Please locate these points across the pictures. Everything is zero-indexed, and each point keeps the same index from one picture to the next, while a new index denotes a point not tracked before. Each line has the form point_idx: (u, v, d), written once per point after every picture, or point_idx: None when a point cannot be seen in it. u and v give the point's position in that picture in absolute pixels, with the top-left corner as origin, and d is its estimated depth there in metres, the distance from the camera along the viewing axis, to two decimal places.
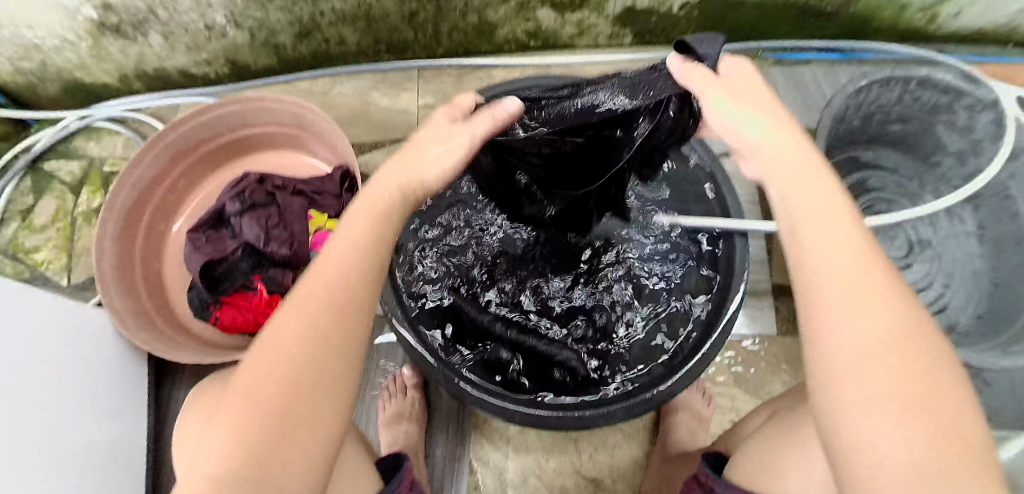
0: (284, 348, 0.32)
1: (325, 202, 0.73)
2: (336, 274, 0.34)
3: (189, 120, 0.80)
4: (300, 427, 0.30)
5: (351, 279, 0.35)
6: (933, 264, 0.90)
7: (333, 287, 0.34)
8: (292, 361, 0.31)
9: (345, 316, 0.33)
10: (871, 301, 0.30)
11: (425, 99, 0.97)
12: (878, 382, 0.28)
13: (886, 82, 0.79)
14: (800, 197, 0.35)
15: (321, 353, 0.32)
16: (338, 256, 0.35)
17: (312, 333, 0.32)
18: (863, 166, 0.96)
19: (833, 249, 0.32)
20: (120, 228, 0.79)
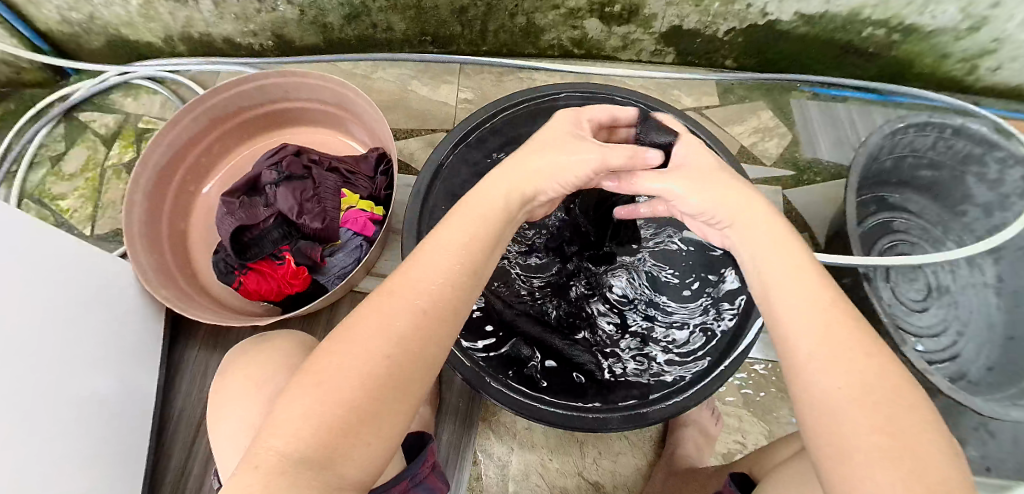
0: (365, 340, 0.33)
1: (358, 182, 0.74)
2: (424, 282, 0.36)
3: (233, 87, 0.81)
4: (364, 421, 0.31)
5: (440, 290, 0.37)
6: (949, 310, 0.89)
7: (417, 292, 0.36)
8: (380, 355, 0.32)
9: (424, 319, 0.35)
10: (845, 354, 0.32)
11: (463, 93, 0.97)
12: (856, 431, 0.30)
13: (921, 127, 0.80)
14: (781, 253, 0.39)
15: (402, 352, 0.33)
16: (427, 261, 0.37)
17: (393, 332, 0.33)
18: (891, 207, 0.95)
19: (805, 309, 0.35)
20: (152, 185, 0.79)
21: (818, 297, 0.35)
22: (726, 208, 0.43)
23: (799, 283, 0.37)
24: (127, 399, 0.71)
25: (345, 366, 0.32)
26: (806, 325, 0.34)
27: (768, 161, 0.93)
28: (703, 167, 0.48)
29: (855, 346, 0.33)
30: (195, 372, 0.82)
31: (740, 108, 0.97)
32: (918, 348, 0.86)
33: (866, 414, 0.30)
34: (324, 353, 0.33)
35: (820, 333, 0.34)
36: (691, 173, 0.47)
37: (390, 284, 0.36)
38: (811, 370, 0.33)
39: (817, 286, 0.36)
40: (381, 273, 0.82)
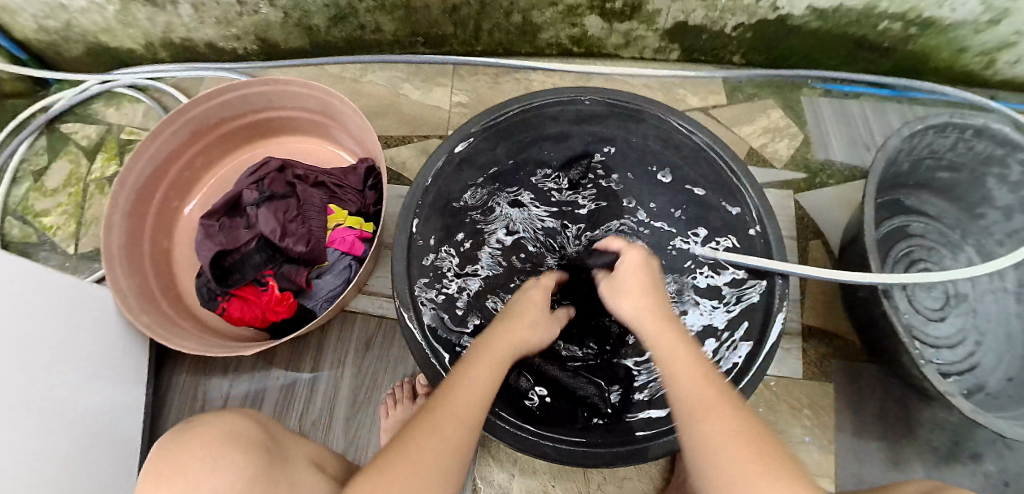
0: (437, 434, 0.41)
1: (346, 196, 0.70)
2: (476, 392, 0.46)
3: (213, 98, 0.77)
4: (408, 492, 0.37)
5: (485, 403, 0.46)
6: (967, 319, 0.84)
7: (467, 393, 0.45)
8: (447, 450, 0.40)
9: (465, 414, 0.43)
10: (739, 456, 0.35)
11: (458, 96, 0.92)
12: None
13: (941, 128, 0.75)
14: (662, 346, 0.47)
15: (459, 450, 0.41)
16: (478, 374, 0.48)
17: (444, 423, 0.42)
18: (905, 210, 0.90)
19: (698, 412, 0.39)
20: (132, 204, 0.76)
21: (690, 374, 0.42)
22: (637, 313, 0.53)
23: (679, 370, 0.43)
24: (116, 431, 0.69)
25: (424, 453, 0.39)
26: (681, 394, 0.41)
27: (779, 163, 0.89)
28: (632, 284, 0.56)
29: (716, 406, 0.39)
30: (184, 399, 0.79)
31: (750, 107, 0.92)
32: (934, 358, 0.82)
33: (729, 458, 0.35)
34: (399, 441, 0.41)
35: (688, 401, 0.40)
36: (614, 286, 0.58)
37: (449, 392, 0.45)
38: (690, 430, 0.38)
39: (683, 370, 0.43)
40: (373, 291, 0.79)
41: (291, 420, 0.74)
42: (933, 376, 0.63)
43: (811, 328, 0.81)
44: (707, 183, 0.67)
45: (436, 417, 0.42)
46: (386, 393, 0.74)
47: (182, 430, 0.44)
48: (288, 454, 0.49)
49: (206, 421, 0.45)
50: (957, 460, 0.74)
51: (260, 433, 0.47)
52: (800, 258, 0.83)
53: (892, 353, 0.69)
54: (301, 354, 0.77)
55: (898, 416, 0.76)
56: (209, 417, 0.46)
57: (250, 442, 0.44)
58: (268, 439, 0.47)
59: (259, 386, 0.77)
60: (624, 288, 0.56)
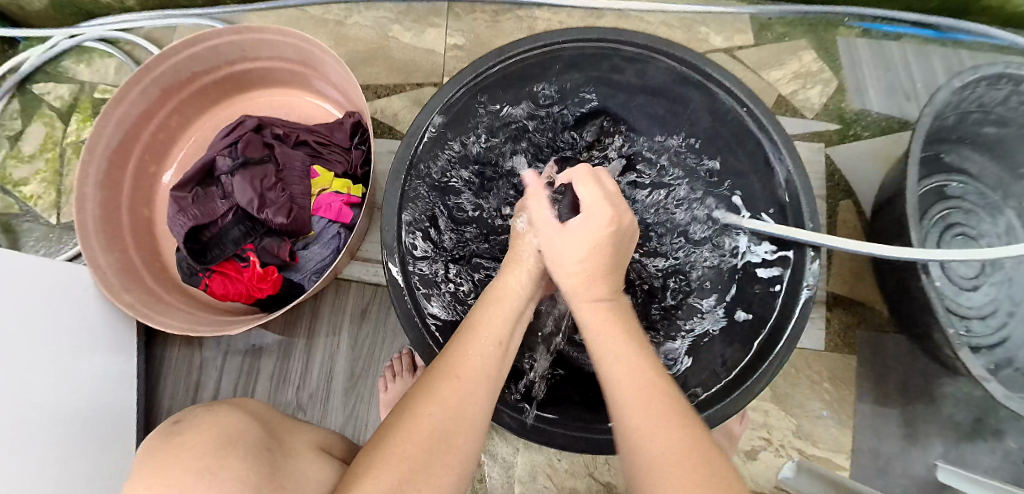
0: (440, 401, 0.38)
1: (331, 156, 0.64)
2: (483, 351, 0.42)
3: (180, 50, 0.70)
4: (416, 474, 0.33)
5: (492, 361, 0.42)
6: (1002, 289, 0.78)
7: (465, 363, 0.41)
8: (449, 412, 0.37)
9: (460, 381, 0.39)
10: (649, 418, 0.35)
11: (453, 38, 0.81)
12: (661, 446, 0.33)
13: (994, 80, 0.67)
14: (603, 335, 0.43)
15: (465, 411, 0.38)
16: (482, 327, 0.44)
17: (439, 396, 0.38)
18: (945, 167, 0.82)
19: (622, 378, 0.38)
20: (105, 174, 0.70)
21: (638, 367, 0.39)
22: (557, 267, 0.50)
23: (615, 362, 0.40)
24: (111, 411, 0.67)
25: (427, 424, 0.36)
26: (615, 389, 0.38)
27: (809, 112, 0.80)
28: (571, 238, 0.50)
29: (647, 405, 0.36)
30: (177, 375, 0.76)
31: (780, 48, 0.83)
32: (963, 330, 0.77)
33: (664, 455, 0.33)
34: (401, 413, 0.38)
35: (625, 392, 0.37)
36: (546, 230, 0.52)
37: (456, 355, 0.41)
38: (621, 425, 0.36)
39: (614, 360, 0.40)
40: (366, 259, 0.73)
41: (288, 394, 0.71)
42: (969, 359, 0.59)
43: (836, 297, 0.76)
44: (733, 142, 0.60)
45: (436, 379, 0.39)
46: (384, 366, 0.70)
47: (170, 426, 0.42)
48: (286, 447, 0.47)
49: (193, 422, 0.41)
50: (980, 437, 0.71)
51: (253, 431, 0.44)
52: (829, 219, 0.77)
53: (923, 327, 0.64)
54: (293, 325, 0.73)
55: (922, 391, 0.72)
56: (196, 415, 0.42)
57: (245, 441, 0.41)
58: (263, 436, 0.45)
59: (252, 360, 0.73)
60: (547, 238, 0.51)
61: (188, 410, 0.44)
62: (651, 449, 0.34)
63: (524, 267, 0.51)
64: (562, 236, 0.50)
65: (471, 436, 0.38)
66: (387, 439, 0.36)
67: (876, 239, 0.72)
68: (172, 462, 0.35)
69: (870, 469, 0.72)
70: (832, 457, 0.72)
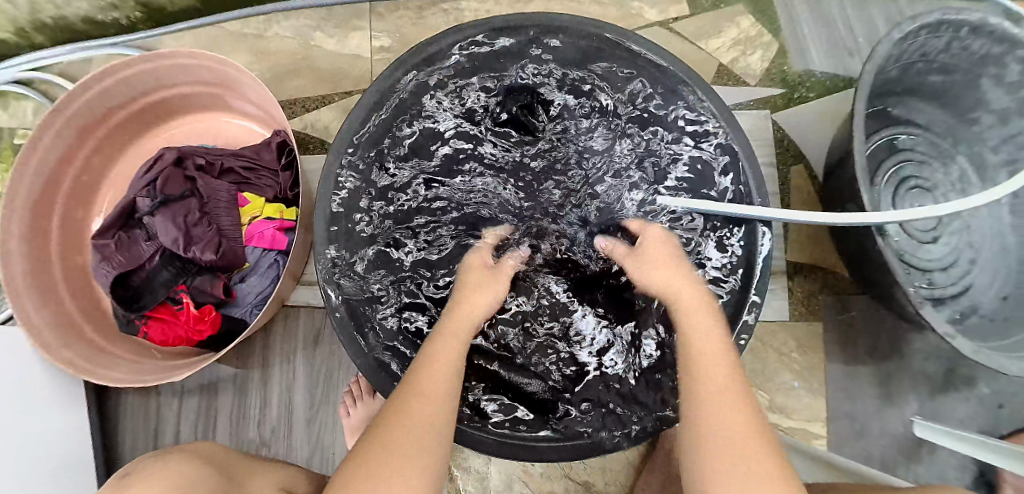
0: (413, 420, 0.39)
1: (259, 181, 0.62)
2: (447, 369, 0.44)
3: (92, 85, 0.66)
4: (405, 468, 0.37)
5: (456, 380, 0.44)
6: (961, 237, 0.78)
7: (441, 381, 0.42)
8: (420, 431, 0.39)
9: (435, 397, 0.41)
10: (729, 407, 0.40)
11: (379, 39, 0.78)
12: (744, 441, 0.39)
13: (934, 29, 0.65)
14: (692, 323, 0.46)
15: (432, 428, 0.39)
16: (442, 352, 0.45)
17: (422, 416, 0.39)
18: (893, 120, 0.81)
19: (708, 340, 0.44)
20: (27, 227, 0.66)
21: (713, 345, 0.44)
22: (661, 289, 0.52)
23: (709, 340, 0.44)
24: (72, 469, 0.65)
25: (397, 454, 0.37)
26: (700, 374, 0.42)
27: (753, 79, 0.79)
28: (659, 250, 0.55)
29: (730, 394, 0.41)
30: (134, 424, 0.72)
31: (716, 16, 0.81)
32: (926, 283, 0.77)
33: (724, 416, 0.40)
34: (371, 446, 0.38)
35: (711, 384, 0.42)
36: (641, 258, 0.55)
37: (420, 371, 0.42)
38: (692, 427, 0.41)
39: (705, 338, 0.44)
40: (313, 281, 0.70)
41: (250, 430, 0.69)
42: (932, 317, 0.58)
43: (797, 265, 0.75)
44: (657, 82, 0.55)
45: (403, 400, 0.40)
46: (343, 391, 0.68)
47: (129, 472, 0.44)
48: (244, 477, 0.49)
49: (151, 464, 0.44)
50: (953, 388, 0.71)
51: (215, 475, 0.46)
52: (783, 186, 0.76)
53: (883, 285, 0.64)
54: (246, 357, 0.70)
55: (890, 347, 0.72)
56: (151, 459, 0.46)
57: (200, 470, 0.44)
58: (219, 476, 0.45)
59: (209, 399, 0.71)
60: (645, 267, 0.54)
61: (157, 453, 0.47)
62: (723, 437, 0.39)
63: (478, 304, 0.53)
64: (642, 262, 0.55)
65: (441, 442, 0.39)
66: (359, 471, 0.37)
67: (830, 201, 0.71)
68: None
69: (846, 434, 0.72)
70: (808, 427, 0.72)
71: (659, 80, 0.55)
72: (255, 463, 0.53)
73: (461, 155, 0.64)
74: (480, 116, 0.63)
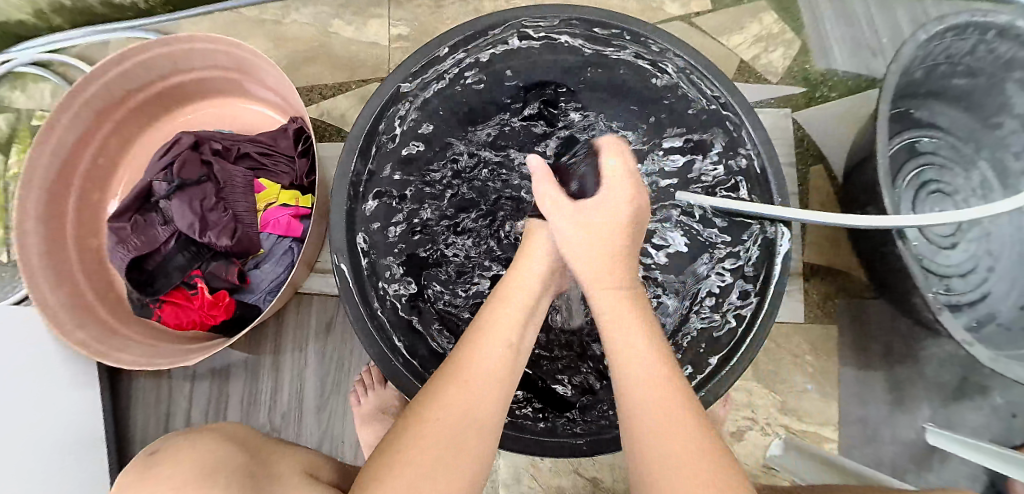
0: (449, 413, 0.35)
1: (275, 167, 0.62)
2: (492, 354, 0.38)
3: (110, 68, 0.66)
4: (459, 458, 0.34)
5: (506, 359, 0.38)
6: (981, 244, 0.77)
7: (491, 361, 0.38)
8: (455, 424, 0.35)
9: (479, 383, 0.36)
10: (663, 428, 0.32)
11: (397, 28, 0.77)
12: (667, 453, 0.31)
13: (961, 30, 0.64)
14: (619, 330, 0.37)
15: (478, 419, 0.35)
16: (489, 326, 0.40)
17: (471, 405, 0.35)
18: (916, 123, 0.80)
19: (625, 341, 0.36)
20: (44, 208, 0.66)
21: (648, 345, 0.36)
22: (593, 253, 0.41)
23: (623, 344, 0.36)
24: (83, 449, 0.65)
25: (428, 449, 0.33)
26: (626, 374, 0.35)
27: (774, 77, 0.78)
28: (612, 200, 0.41)
29: (666, 402, 0.33)
30: (145, 407, 0.72)
31: (739, 12, 0.80)
32: (943, 289, 0.75)
33: (657, 424, 0.32)
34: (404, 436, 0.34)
35: (644, 389, 0.34)
36: (587, 204, 0.42)
37: (465, 352, 0.38)
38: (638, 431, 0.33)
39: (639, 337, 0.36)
40: (326, 270, 0.70)
41: (260, 416, 0.69)
42: (951, 323, 0.57)
43: (813, 267, 0.74)
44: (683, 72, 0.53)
45: (445, 383, 0.36)
46: (354, 379, 0.68)
47: (157, 452, 0.41)
48: (266, 454, 0.48)
49: (172, 451, 0.39)
50: (966, 396, 0.70)
51: (237, 457, 0.43)
52: (801, 186, 0.75)
53: (901, 289, 0.63)
54: (258, 343, 0.70)
55: (905, 352, 0.71)
56: (177, 438, 0.43)
57: (230, 454, 0.42)
58: (244, 456, 0.44)
59: (220, 384, 0.71)
60: (582, 216, 0.41)
61: (173, 436, 0.43)
62: (653, 442, 0.32)
63: (537, 260, 0.43)
64: (574, 238, 0.41)
65: (488, 434, 0.36)
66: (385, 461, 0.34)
67: (850, 203, 0.70)
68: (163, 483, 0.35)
69: (857, 438, 0.71)
70: (820, 430, 0.72)
71: (683, 69, 0.53)
72: (275, 446, 0.52)
73: (482, 141, 0.64)
74: (501, 104, 0.63)
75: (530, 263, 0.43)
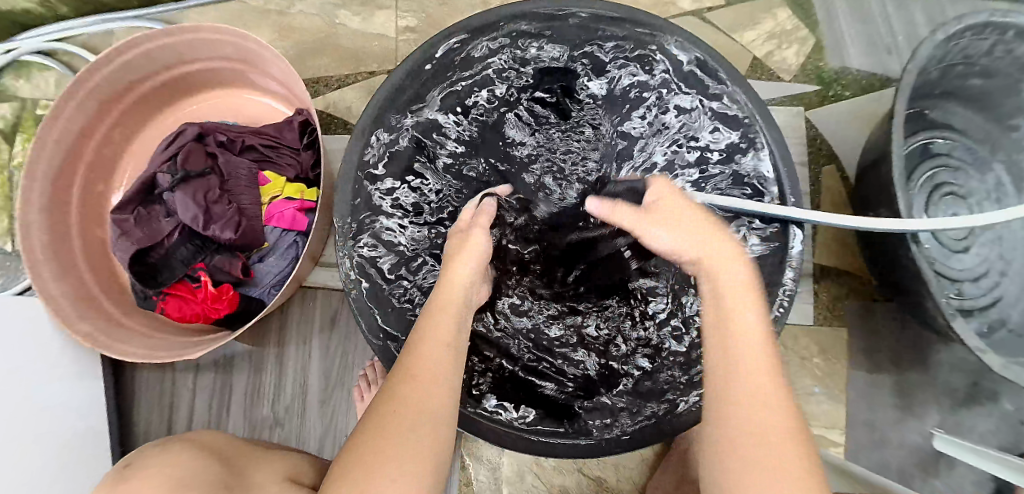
0: (409, 405, 0.36)
1: (281, 159, 0.61)
2: (436, 351, 0.39)
3: (116, 57, 0.65)
4: (410, 457, 0.34)
5: (445, 356, 0.40)
6: (993, 248, 0.75)
7: (434, 362, 0.39)
8: (412, 421, 0.35)
9: (425, 383, 0.37)
10: (754, 399, 0.35)
11: (405, 20, 0.76)
12: (756, 424, 0.34)
13: (979, 29, 0.62)
14: (718, 291, 0.41)
15: (430, 414, 0.36)
16: (430, 331, 0.41)
17: (423, 406, 0.36)
18: (930, 124, 0.79)
19: (734, 324, 0.38)
20: (48, 199, 0.66)
21: (749, 321, 0.38)
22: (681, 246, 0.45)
23: (734, 318, 0.38)
24: (87, 438, 0.65)
25: (390, 456, 0.33)
26: (725, 358, 0.37)
27: (787, 75, 0.76)
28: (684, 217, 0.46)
29: (762, 383, 0.35)
30: (148, 400, 0.72)
31: (753, 8, 0.78)
32: (954, 293, 0.74)
33: (751, 403, 0.35)
34: (369, 430, 0.35)
35: (735, 369, 0.36)
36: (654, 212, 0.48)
37: (413, 354, 0.39)
38: (724, 393, 0.36)
39: (733, 300, 0.39)
40: (331, 263, 0.69)
41: (263, 410, 0.69)
42: (961, 328, 0.56)
43: (824, 268, 0.73)
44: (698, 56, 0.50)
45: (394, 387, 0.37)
46: (358, 375, 0.68)
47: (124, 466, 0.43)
48: (247, 458, 0.49)
49: (141, 469, 0.41)
50: (974, 401, 0.69)
51: (211, 465, 0.44)
52: (813, 186, 0.74)
53: (913, 293, 0.62)
54: (262, 337, 0.70)
55: (913, 356, 0.70)
56: (149, 450, 0.45)
57: (205, 461, 0.44)
58: (220, 465, 0.45)
59: (224, 377, 0.71)
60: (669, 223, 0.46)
61: (144, 449, 0.45)
62: (749, 414, 0.34)
63: (467, 262, 0.47)
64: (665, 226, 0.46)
65: (441, 432, 0.36)
66: (349, 460, 0.34)
67: (861, 204, 0.69)
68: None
69: (864, 442, 0.70)
70: (826, 434, 0.71)
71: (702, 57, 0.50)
72: (249, 447, 0.52)
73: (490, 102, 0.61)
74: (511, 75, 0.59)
75: (461, 264, 0.46)
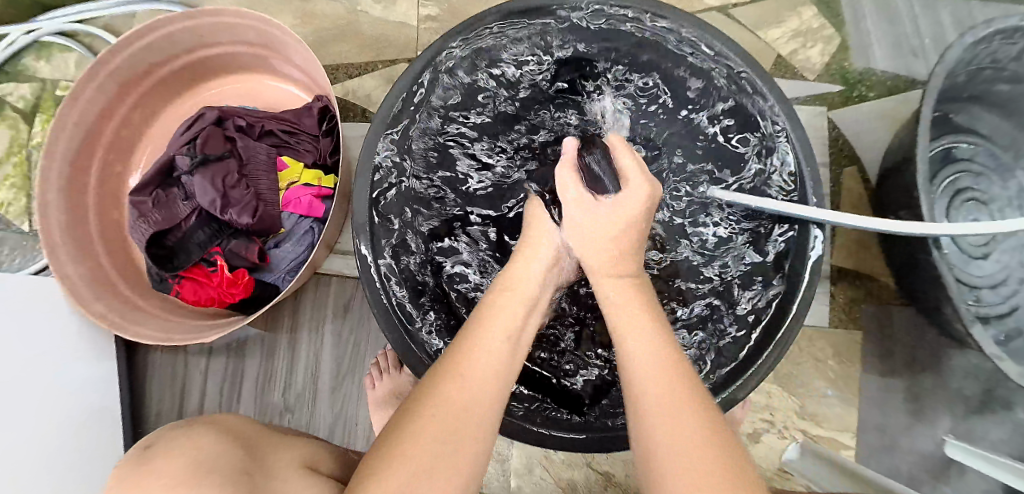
0: (449, 405, 0.33)
1: (299, 145, 0.61)
2: (492, 345, 0.37)
3: (137, 40, 0.65)
4: (444, 457, 0.31)
5: (500, 358, 0.37)
6: (1015, 256, 0.74)
7: (490, 364, 0.36)
8: (450, 419, 0.33)
9: (469, 381, 0.34)
10: (679, 408, 0.31)
11: (425, 9, 0.76)
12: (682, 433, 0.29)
13: (1010, 33, 0.61)
14: (622, 315, 0.38)
15: (471, 417, 0.33)
16: (484, 330, 0.38)
17: (464, 405, 0.33)
18: (955, 128, 0.77)
19: (639, 346, 0.35)
20: (67, 179, 0.67)
21: (654, 342, 0.35)
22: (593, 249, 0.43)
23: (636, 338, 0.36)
24: (100, 416, 0.66)
25: (421, 453, 0.31)
26: (639, 377, 0.33)
27: (811, 74, 0.75)
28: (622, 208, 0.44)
29: (677, 394, 0.31)
30: (161, 381, 0.73)
31: (779, 5, 0.77)
32: (973, 300, 0.73)
33: (664, 423, 0.30)
34: (397, 432, 0.32)
35: (653, 380, 0.32)
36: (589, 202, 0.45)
37: (459, 351, 0.36)
38: (639, 409, 0.32)
39: (642, 320, 0.37)
40: (345, 251, 0.70)
41: (274, 396, 0.69)
42: (980, 335, 0.55)
43: (841, 271, 0.73)
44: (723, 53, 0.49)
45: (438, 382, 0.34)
46: (369, 364, 0.68)
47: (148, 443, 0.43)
48: (266, 444, 0.50)
49: (167, 445, 0.41)
50: (988, 411, 0.68)
51: (234, 449, 0.44)
52: (833, 187, 0.73)
53: (932, 299, 0.61)
54: (275, 322, 0.70)
55: (930, 363, 0.69)
56: (175, 429, 0.45)
57: (228, 444, 0.44)
58: (241, 448, 0.45)
59: (236, 362, 0.71)
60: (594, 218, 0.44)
61: (167, 429, 0.45)
62: (665, 430, 0.30)
63: (538, 259, 0.45)
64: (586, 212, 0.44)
65: (480, 438, 0.34)
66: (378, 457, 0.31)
67: (882, 206, 0.68)
68: (150, 473, 0.37)
69: (875, 447, 0.70)
70: (837, 437, 0.71)
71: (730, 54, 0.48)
72: (267, 432, 0.53)
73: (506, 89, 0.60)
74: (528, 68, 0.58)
75: (531, 262, 0.45)
